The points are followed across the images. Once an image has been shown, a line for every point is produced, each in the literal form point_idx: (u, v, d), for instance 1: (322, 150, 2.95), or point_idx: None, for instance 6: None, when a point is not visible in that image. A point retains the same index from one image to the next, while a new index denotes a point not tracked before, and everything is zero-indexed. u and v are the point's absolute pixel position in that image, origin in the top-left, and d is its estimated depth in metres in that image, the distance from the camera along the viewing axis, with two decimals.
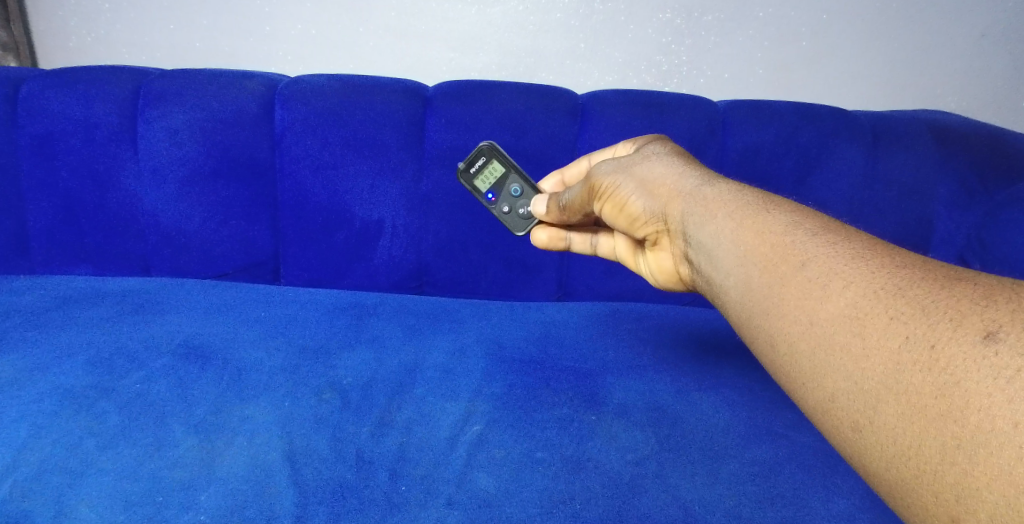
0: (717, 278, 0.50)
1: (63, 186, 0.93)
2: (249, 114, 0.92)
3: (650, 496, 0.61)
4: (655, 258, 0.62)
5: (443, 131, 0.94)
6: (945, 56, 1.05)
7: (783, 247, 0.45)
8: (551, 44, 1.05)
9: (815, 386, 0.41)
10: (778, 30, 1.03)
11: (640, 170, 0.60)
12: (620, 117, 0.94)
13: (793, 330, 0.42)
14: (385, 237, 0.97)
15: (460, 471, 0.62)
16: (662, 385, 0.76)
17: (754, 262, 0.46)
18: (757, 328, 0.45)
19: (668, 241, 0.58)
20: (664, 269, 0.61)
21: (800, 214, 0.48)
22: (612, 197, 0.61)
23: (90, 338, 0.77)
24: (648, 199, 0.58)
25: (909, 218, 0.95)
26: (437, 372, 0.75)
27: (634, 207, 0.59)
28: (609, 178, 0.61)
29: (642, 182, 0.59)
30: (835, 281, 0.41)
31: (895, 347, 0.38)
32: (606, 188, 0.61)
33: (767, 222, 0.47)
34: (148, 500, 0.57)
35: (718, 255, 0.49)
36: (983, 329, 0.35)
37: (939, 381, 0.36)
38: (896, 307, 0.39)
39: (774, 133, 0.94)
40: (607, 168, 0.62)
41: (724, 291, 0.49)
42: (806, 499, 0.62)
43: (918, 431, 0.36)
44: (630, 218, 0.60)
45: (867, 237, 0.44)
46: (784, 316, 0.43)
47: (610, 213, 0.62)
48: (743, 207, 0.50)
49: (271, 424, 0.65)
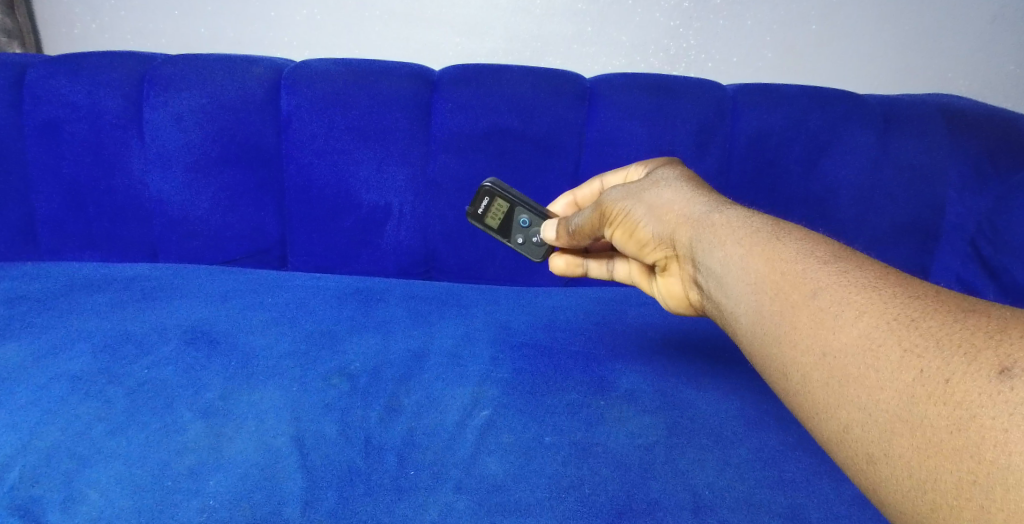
0: (728, 305, 0.47)
1: (70, 172, 0.93)
2: (255, 99, 0.91)
3: (660, 481, 0.60)
4: (665, 283, 0.58)
5: (449, 115, 0.92)
6: (957, 40, 1.03)
7: (796, 276, 0.43)
8: (559, 27, 1.03)
9: (828, 416, 0.38)
10: (785, 13, 1.01)
11: (649, 196, 0.57)
12: (627, 101, 0.92)
13: (806, 361, 0.40)
14: (392, 223, 0.96)
15: (470, 455, 0.61)
16: (672, 371, 0.75)
17: (766, 291, 0.44)
18: (771, 357, 0.43)
19: (676, 266, 0.55)
20: (675, 294, 0.57)
21: (813, 240, 0.45)
22: (623, 222, 0.59)
23: (100, 324, 0.77)
24: (657, 224, 0.55)
25: (919, 202, 0.93)
26: (446, 357, 0.75)
27: (644, 232, 0.57)
28: (620, 205, 0.59)
29: (652, 207, 0.56)
30: (848, 311, 0.39)
31: (907, 380, 0.35)
32: (617, 214, 0.59)
33: (778, 249, 0.45)
34: (159, 484, 0.56)
35: (728, 281, 0.47)
36: (997, 364, 0.33)
37: (954, 415, 0.33)
38: (909, 339, 0.36)
39: (784, 118, 0.92)
40: (617, 194, 0.59)
41: (736, 320, 0.46)
42: (816, 485, 0.61)
43: (932, 465, 0.34)
44: (640, 243, 0.58)
45: (880, 267, 0.41)
46: (796, 345, 0.41)
47: (621, 238, 0.60)
48: (752, 233, 0.47)
49: (280, 409, 0.65)
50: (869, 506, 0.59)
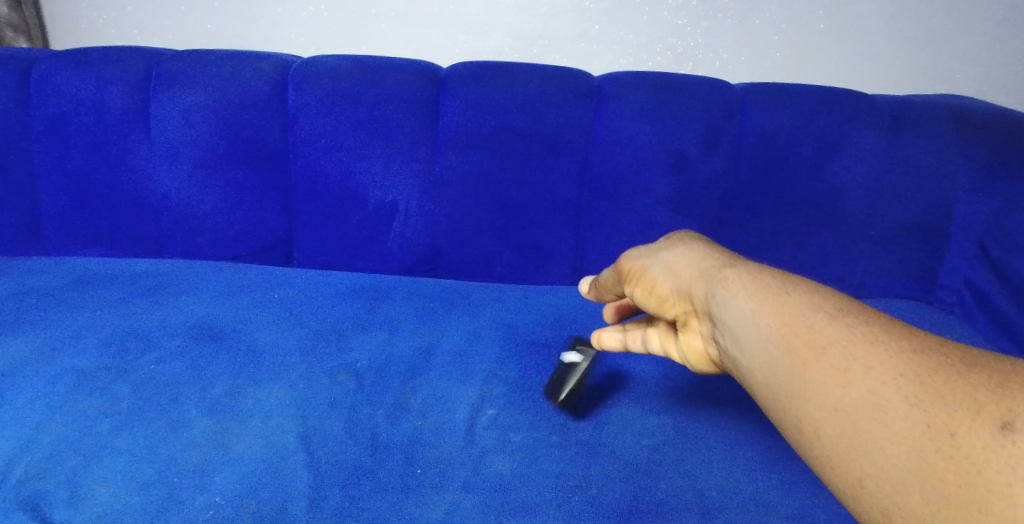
0: (738, 361, 0.44)
1: (76, 168, 0.92)
2: (261, 95, 0.91)
3: (668, 481, 0.59)
4: (684, 338, 0.50)
5: (455, 113, 0.91)
6: (970, 40, 1.02)
7: (806, 330, 0.40)
8: (567, 25, 1.02)
9: (839, 470, 0.37)
10: (794, 12, 1.00)
11: (666, 253, 0.52)
12: (636, 99, 0.91)
13: (816, 417, 0.38)
14: (398, 220, 0.95)
15: (476, 455, 0.61)
16: (680, 371, 0.74)
17: (777, 346, 0.41)
18: (779, 413, 0.40)
19: (697, 322, 0.48)
20: (696, 353, 0.49)
21: (813, 286, 0.43)
22: (641, 279, 0.53)
23: (106, 320, 0.76)
24: (673, 277, 0.50)
25: (930, 202, 0.92)
26: (451, 355, 0.74)
27: (664, 288, 0.50)
28: (639, 262, 0.54)
29: (668, 262, 0.51)
30: (857, 366, 0.38)
31: (916, 433, 0.34)
32: (636, 271, 0.54)
33: (785, 301, 0.42)
34: (164, 481, 0.56)
35: (743, 339, 0.43)
36: (999, 418, 0.33)
37: (961, 469, 0.33)
38: (915, 393, 0.35)
39: (793, 117, 0.91)
40: (638, 253, 0.55)
41: (745, 375, 0.43)
42: (826, 487, 0.60)
43: (943, 516, 0.33)
44: (659, 300, 0.51)
45: (885, 317, 0.40)
46: (805, 400, 0.39)
47: (641, 295, 0.53)
48: (762, 285, 0.44)
49: (285, 405, 0.65)
50: None
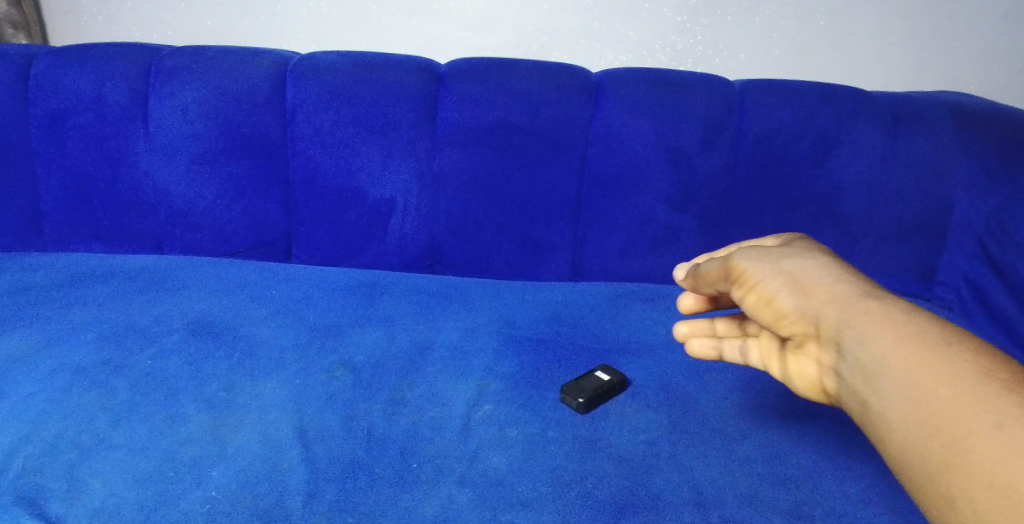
0: (872, 405, 0.40)
1: (75, 164, 0.92)
2: (260, 91, 0.91)
3: (664, 477, 0.59)
4: (797, 365, 0.46)
5: (454, 109, 0.91)
6: (972, 37, 1.02)
7: (961, 386, 0.37)
8: (568, 21, 1.02)
9: None
10: (795, 9, 1.00)
11: (790, 264, 0.48)
12: (636, 96, 0.91)
13: (964, 483, 0.35)
14: (397, 216, 0.95)
15: (473, 450, 0.61)
16: (678, 367, 0.74)
17: (923, 399, 0.38)
18: (919, 472, 0.37)
19: (822, 350, 0.44)
20: (807, 381, 0.45)
21: (976, 346, 0.39)
22: (756, 287, 0.48)
23: (104, 315, 0.76)
24: (798, 294, 0.46)
25: (929, 199, 0.92)
26: (449, 350, 0.74)
27: (783, 303, 0.46)
28: (754, 266, 0.49)
29: (793, 276, 0.47)
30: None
31: None
32: (747, 275, 0.49)
33: (943, 354, 0.39)
34: (160, 475, 0.56)
35: (886, 384, 0.39)
36: None
37: None
38: None
39: (792, 113, 0.91)
40: (753, 255, 0.50)
41: (878, 422, 0.39)
42: (823, 482, 0.60)
43: None
44: (776, 314, 0.46)
45: None
46: (953, 463, 0.35)
47: (752, 303, 0.48)
48: (912, 330, 0.41)
49: (283, 401, 0.65)
50: (876, 505, 0.58)
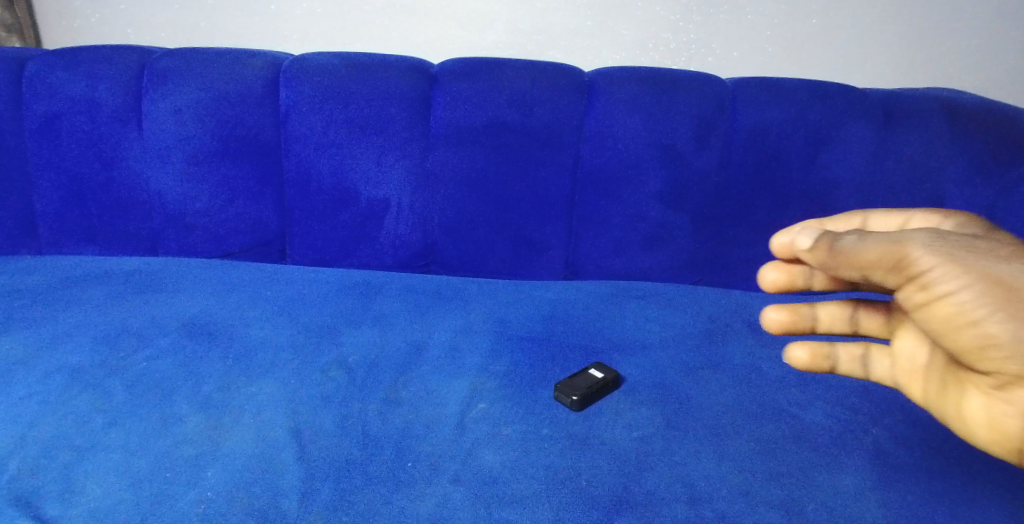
0: None
1: (70, 166, 0.93)
2: (254, 92, 0.91)
3: (656, 472, 0.60)
4: (984, 396, 0.49)
5: (448, 108, 0.92)
6: (961, 34, 1.03)
7: None
8: (561, 21, 1.03)
9: None
10: (786, 7, 1.01)
11: (992, 275, 0.47)
12: (628, 95, 0.92)
13: None
14: (391, 216, 0.96)
15: (467, 448, 0.62)
16: (671, 364, 0.75)
17: None
18: None
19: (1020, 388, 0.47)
20: (991, 414, 0.49)
21: None
22: (951, 300, 0.47)
23: (99, 317, 0.77)
24: (1015, 323, 0.45)
25: (918, 196, 0.93)
26: (443, 349, 0.75)
27: (991, 328, 0.46)
28: (952, 274, 0.47)
29: (996, 293, 0.46)
30: None
31: None
32: (942, 285, 0.48)
33: None
34: (156, 476, 0.57)
35: None
36: None
37: None
38: None
39: (783, 111, 0.92)
40: (944, 254, 0.48)
41: None
42: (814, 476, 0.61)
43: None
44: (979, 337, 0.47)
45: None
46: None
47: (947, 317, 0.48)
48: None
49: (278, 401, 0.65)
50: (866, 498, 0.59)
